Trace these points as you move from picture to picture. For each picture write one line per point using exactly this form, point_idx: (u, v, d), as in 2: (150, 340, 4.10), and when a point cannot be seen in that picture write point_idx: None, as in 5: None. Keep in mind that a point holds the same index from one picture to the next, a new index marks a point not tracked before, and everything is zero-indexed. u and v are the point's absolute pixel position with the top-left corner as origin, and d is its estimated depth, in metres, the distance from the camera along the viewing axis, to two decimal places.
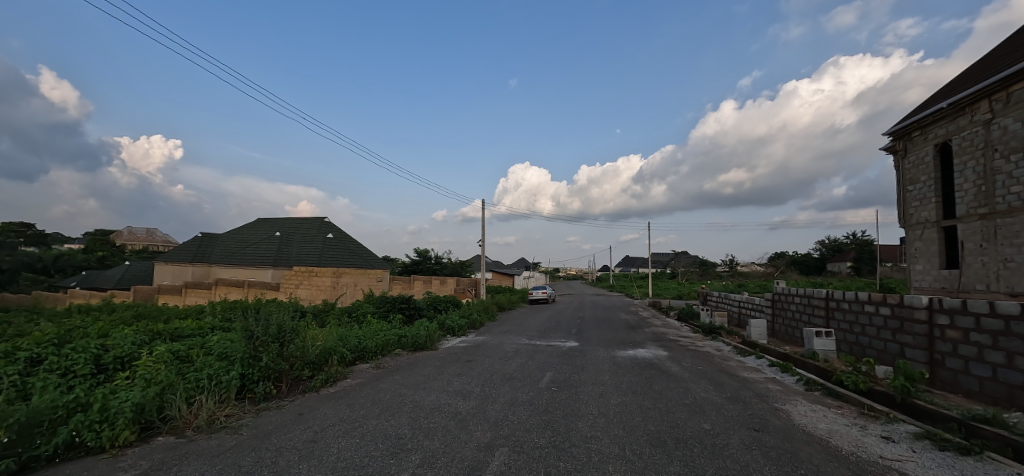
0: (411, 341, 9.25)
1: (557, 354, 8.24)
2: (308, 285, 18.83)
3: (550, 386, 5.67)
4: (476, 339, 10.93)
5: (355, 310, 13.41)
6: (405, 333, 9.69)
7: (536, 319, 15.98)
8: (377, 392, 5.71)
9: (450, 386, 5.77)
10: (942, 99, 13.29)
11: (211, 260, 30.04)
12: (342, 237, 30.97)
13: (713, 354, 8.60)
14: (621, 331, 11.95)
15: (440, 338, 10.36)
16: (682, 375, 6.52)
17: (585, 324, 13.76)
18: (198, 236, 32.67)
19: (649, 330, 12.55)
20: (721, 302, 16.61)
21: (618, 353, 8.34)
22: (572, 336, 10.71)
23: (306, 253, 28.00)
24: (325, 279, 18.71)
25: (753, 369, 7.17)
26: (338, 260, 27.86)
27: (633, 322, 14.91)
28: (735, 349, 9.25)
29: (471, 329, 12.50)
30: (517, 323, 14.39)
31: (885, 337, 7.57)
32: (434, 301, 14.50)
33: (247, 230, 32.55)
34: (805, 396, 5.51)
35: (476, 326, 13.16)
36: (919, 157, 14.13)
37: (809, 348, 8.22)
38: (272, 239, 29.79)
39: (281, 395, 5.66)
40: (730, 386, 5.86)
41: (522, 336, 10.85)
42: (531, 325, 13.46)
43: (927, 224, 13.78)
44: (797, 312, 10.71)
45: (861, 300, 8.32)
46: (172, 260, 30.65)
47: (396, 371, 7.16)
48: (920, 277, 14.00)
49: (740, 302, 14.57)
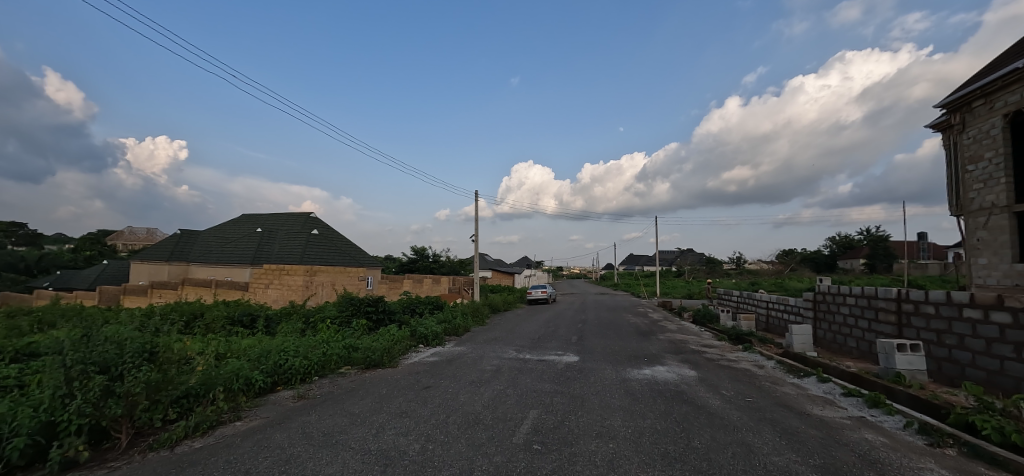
0: (362, 356, 7.18)
1: (551, 375, 6.19)
2: (279, 285, 16.85)
3: (532, 443, 3.61)
4: (452, 349, 8.91)
5: (317, 313, 11.29)
6: (358, 345, 7.62)
7: (532, 323, 13.92)
8: (256, 452, 3.63)
9: (375, 442, 3.71)
10: (1016, 58, 11.07)
11: (188, 258, 28.17)
12: (328, 234, 28.96)
13: (757, 375, 6.51)
14: (631, 339, 9.89)
15: (407, 352, 8.26)
16: (730, 415, 4.40)
17: (588, 329, 11.70)
18: (177, 233, 30.82)
19: (665, 337, 10.50)
20: (743, 303, 14.48)
21: (630, 373, 6.29)
22: (572, 347, 8.65)
23: (288, 249, 25.96)
24: (297, 278, 16.61)
25: (824, 401, 5.09)
26: (323, 258, 25.94)
27: (643, 326, 12.88)
28: (783, 366, 7.16)
29: (451, 337, 10.50)
30: (508, 328, 12.31)
31: (1002, 354, 5.47)
32: (411, 303, 12.43)
33: (229, 226, 30.60)
34: (939, 462, 3.43)
35: (459, 333, 11.11)
36: (982, 131, 11.97)
37: (889, 369, 6.14)
38: (253, 236, 27.84)
39: (109, 457, 3.64)
40: (812, 441, 3.76)
41: (510, 347, 8.81)
42: (524, 332, 11.46)
43: (993, 210, 11.64)
44: (853, 317, 8.60)
45: (956, 302, 6.22)
46: (148, 259, 28.74)
47: (320, 405, 5.07)
48: (984, 273, 11.86)
49: (768, 303, 12.48)
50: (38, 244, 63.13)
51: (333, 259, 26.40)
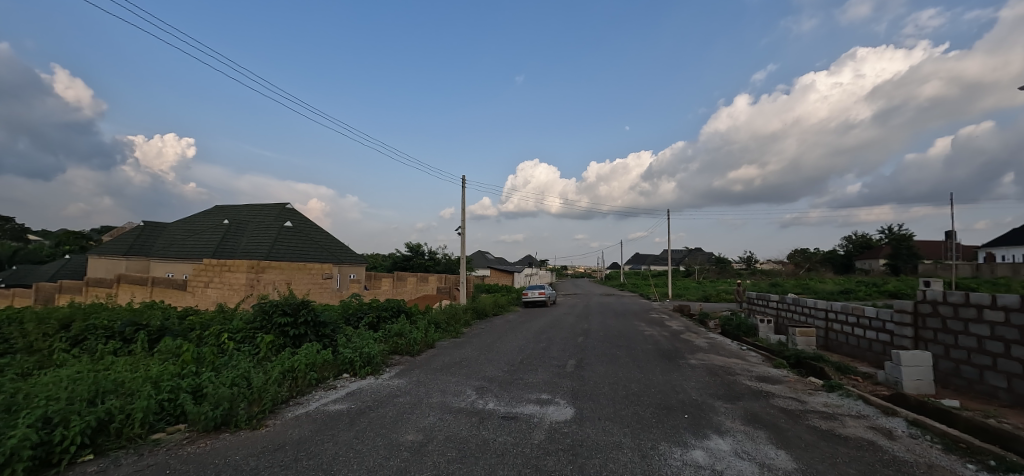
0: (202, 405, 4.23)
1: (513, 471, 3.13)
2: (219, 283, 14.03)
3: None
4: (385, 384, 5.97)
5: (223, 321, 8.34)
6: (210, 385, 4.67)
7: (519, 335, 11.00)
8: None
9: None
10: None
11: (150, 252, 25.39)
12: (303, 227, 26.24)
13: (908, 465, 3.43)
14: (652, 366, 6.88)
15: (305, 397, 5.26)
16: None
17: (591, 347, 8.68)
18: (141, 226, 28.07)
19: (698, 362, 7.50)
20: (788, 312, 11.44)
21: (670, 464, 3.26)
22: (564, 385, 5.65)
23: (255, 243, 23.12)
24: (239, 275, 13.68)
25: None
26: (295, 252, 23.16)
27: (663, 342, 9.86)
28: (934, 436, 4.09)
29: (398, 358, 7.59)
30: (484, 344, 9.33)
31: None
32: (358, 312, 9.49)
33: (197, 218, 27.74)
34: None
35: (413, 351, 8.18)
36: None
37: None
38: (219, 228, 25.08)
39: None
40: None
41: (472, 382, 5.85)
42: (504, 350, 8.51)
43: None
44: (1005, 341, 5.53)
45: None
46: (105, 253, 25.95)
47: None
48: None
49: (832, 314, 9.45)
50: (24, 239, 60.82)
51: (305, 255, 23.53)
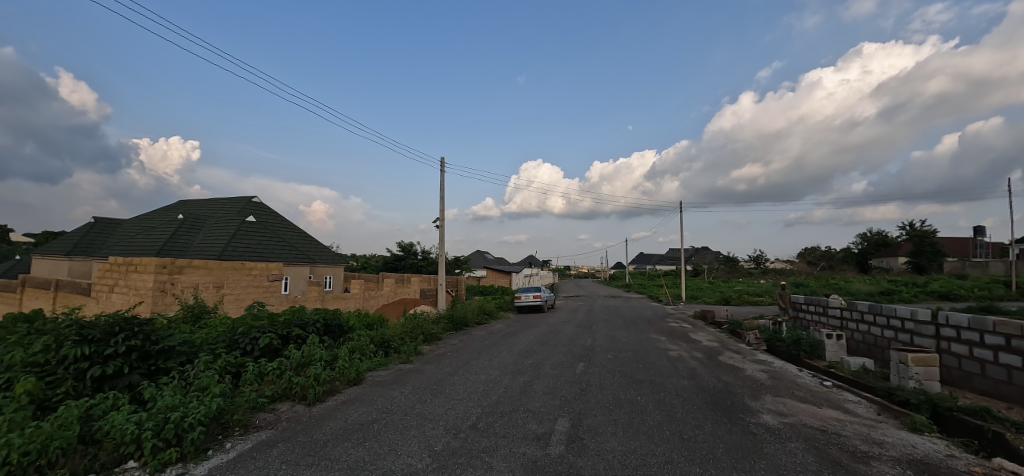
0: None
1: None
2: (124, 287, 11.01)
3: None
4: None
5: (19, 346, 5.29)
6: None
7: (496, 358, 7.95)
8: None
9: None
10: None
11: (96, 252, 22.42)
12: (269, 224, 23.30)
13: None
14: (705, 435, 3.82)
15: None
16: None
17: (595, 384, 5.65)
18: (94, 223, 25.12)
19: (776, 418, 4.43)
20: (864, 324, 8.32)
21: None
22: None
23: (210, 240, 20.16)
24: (145, 278, 10.59)
25: None
26: (254, 250, 20.18)
27: (701, 370, 6.75)
28: None
29: (271, 415, 4.59)
30: (438, 378, 6.27)
31: None
32: (253, 327, 6.47)
33: (155, 213, 24.76)
34: None
35: (309, 397, 5.15)
36: None
37: None
38: (173, 224, 22.12)
39: None
40: None
41: None
42: (460, 391, 5.46)
43: None
44: None
45: None
46: (48, 252, 23.03)
47: None
48: None
49: (954, 329, 6.31)
50: (7, 241, 58.49)
51: (268, 255, 20.57)
